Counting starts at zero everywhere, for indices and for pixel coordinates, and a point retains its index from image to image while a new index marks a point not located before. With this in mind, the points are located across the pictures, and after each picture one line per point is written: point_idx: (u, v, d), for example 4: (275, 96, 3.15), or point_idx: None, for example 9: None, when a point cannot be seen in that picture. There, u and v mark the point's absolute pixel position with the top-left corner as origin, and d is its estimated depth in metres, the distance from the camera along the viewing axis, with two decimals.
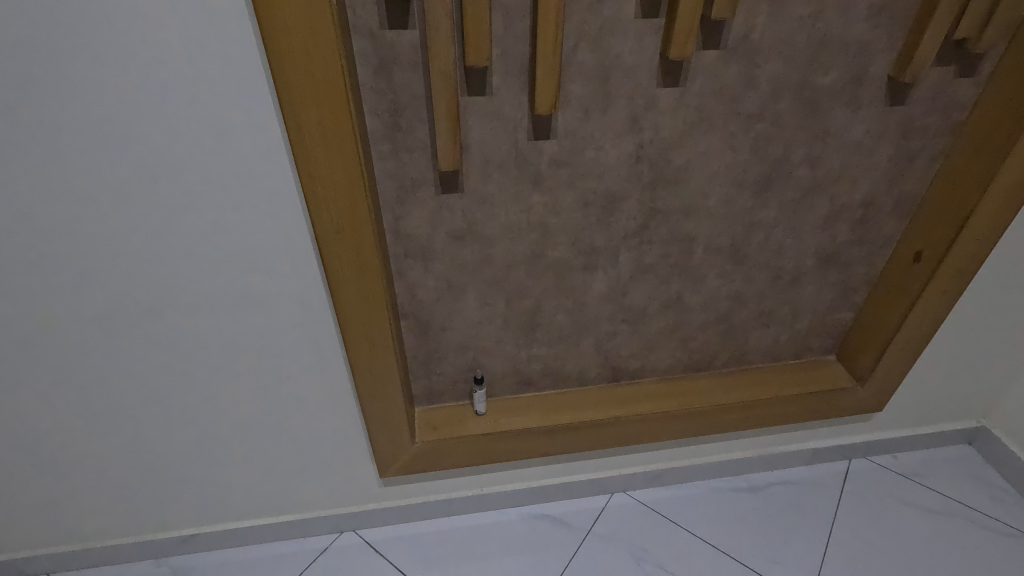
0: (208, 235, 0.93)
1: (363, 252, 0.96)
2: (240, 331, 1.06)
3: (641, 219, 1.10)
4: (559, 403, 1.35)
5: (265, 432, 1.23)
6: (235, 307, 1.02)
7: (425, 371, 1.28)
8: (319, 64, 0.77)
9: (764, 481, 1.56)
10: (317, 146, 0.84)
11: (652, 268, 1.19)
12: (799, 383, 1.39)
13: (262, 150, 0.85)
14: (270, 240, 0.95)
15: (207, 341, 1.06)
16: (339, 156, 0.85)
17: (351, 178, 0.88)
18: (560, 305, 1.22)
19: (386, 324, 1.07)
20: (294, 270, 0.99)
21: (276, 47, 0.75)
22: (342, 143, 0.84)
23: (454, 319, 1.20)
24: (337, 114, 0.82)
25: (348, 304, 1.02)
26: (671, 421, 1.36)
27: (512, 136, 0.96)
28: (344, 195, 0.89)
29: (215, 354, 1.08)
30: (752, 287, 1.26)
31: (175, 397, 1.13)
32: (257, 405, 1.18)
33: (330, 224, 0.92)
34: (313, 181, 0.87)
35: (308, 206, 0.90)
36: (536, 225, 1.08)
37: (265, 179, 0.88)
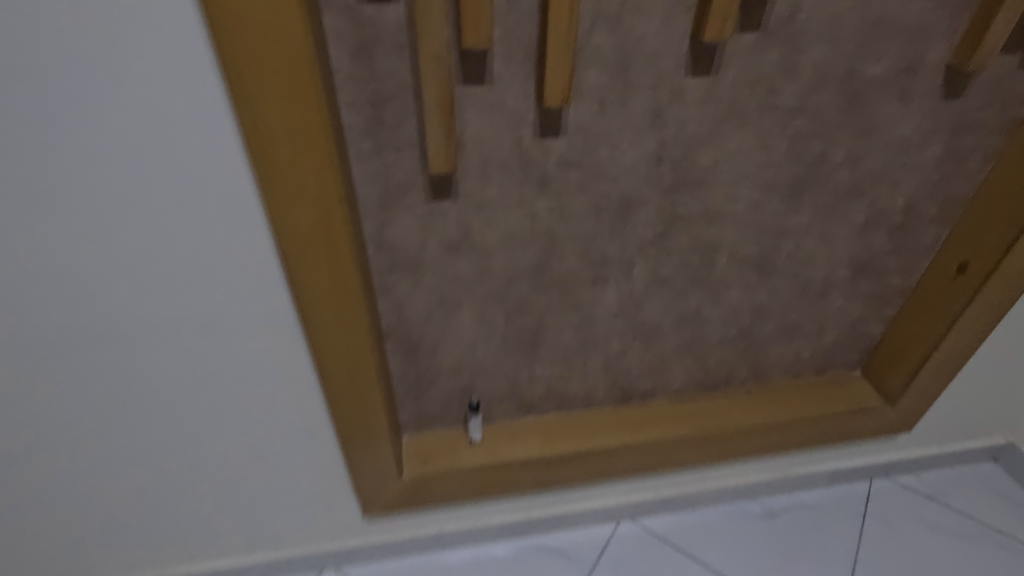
0: (155, 256, 0.77)
1: (342, 275, 0.82)
2: (201, 362, 0.91)
3: (659, 227, 0.97)
4: (563, 428, 1.23)
5: (231, 468, 1.08)
6: (193, 336, 0.87)
7: (414, 396, 1.14)
8: (282, 52, 0.63)
9: (782, 505, 1.44)
10: (280, 145, 0.69)
11: (669, 281, 1.06)
12: (822, 404, 1.28)
13: (212, 150, 0.70)
14: (231, 262, 0.80)
15: (163, 374, 0.91)
16: (310, 164, 0.71)
17: (325, 190, 0.74)
18: (566, 322, 1.08)
19: (369, 354, 0.93)
20: (258, 290, 0.84)
21: (225, 28, 0.60)
22: (314, 149, 0.70)
23: (446, 339, 1.06)
24: (306, 114, 0.67)
25: (323, 328, 0.88)
26: (685, 447, 1.25)
27: (515, 132, 0.82)
28: (314, 204, 0.74)
29: (171, 388, 0.93)
30: (776, 299, 1.14)
31: (127, 436, 0.98)
32: (225, 440, 1.03)
33: (299, 237, 0.77)
34: (278, 193, 0.73)
35: (272, 217, 0.75)
36: (541, 235, 0.94)
37: (217, 185, 0.73)
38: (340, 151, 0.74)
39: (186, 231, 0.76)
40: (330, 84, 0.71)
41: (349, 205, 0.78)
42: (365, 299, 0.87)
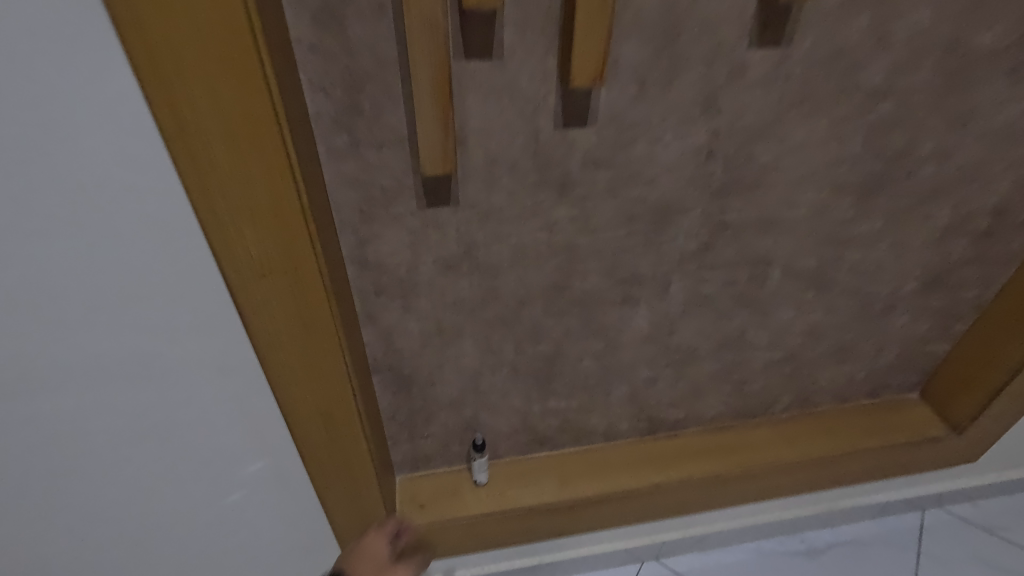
0: (105, 342, 0.60)
1: (320, 338, 0.66)
2: (176, 460, 0.72)
3: (704, 238, 0.80)
4: (582, 466, 1.07)
5: (187, 555, 0.84)
6: (162, 430, 0.69)
7: (408, 434, 0.98)
8: (225, 69, 0.46)
9: (824, 541, 1.28)
10: (214, 139, 0.49)
11: (711, 300, 0.89)
12: (877, 431, 1.13)
13: (120, 139, 0.48)
14: (198, 343, 0.63)
15: (130, 481, 0.72)
16: (273, 211, 0.55)
17: (293, 239, 0.57)
18: (587, 349, 0.91)
19: (356, 421, 0.78)
20: (204, 330, 0.62)
21: (144, 41, 0.43)
22: (277, 191, 0.54)
23: (446, 371, 0.89)
24: (264, 148, 0.51)
25: (290, 372, 0.69)
26: (725, 487, 1.08)
27: (531, 122, 0.64)
28: (268, 217, 0.55)
29: (142, 496, 0.74)
30: (832, 318, 0.97)
31: (41, 538, 0.72)
32: (214, 543, 0.84)
33: (251, 261, 0.58)
34: (235, 249, 0.56)
35: (212, 236, 0.55)
36: (561, 249, 0.77)
37: (133, 188, 0.51)
38: (311, 187, 0.58)
39: (137, 310, 0.59)
40: (294, 103, 0.54)
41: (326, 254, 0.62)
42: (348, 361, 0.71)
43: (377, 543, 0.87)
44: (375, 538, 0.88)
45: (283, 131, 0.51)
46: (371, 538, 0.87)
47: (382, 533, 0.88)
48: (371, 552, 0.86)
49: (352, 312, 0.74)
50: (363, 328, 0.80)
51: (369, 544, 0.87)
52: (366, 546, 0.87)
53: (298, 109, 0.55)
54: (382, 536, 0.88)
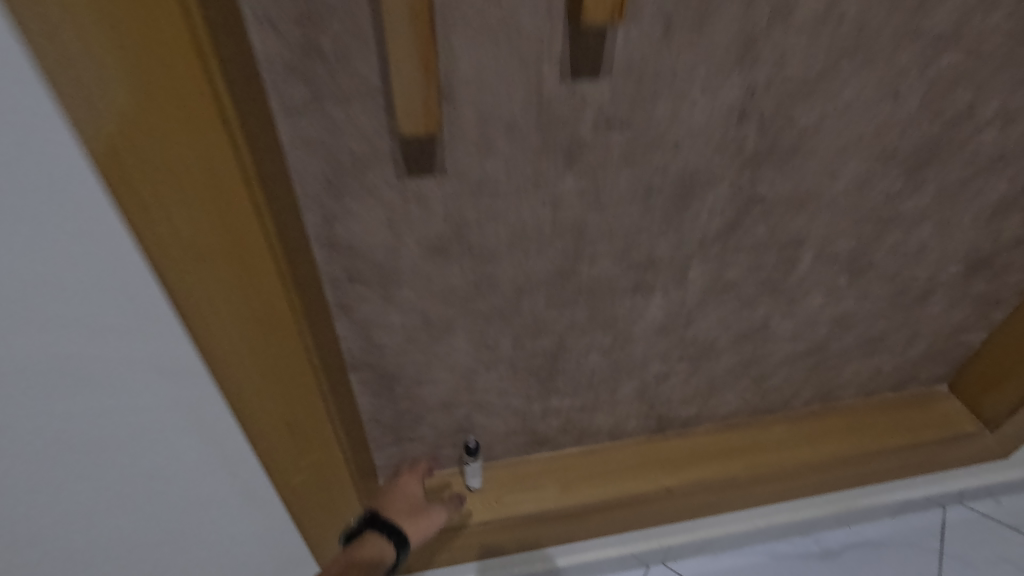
0: (26, 373, 0.48)
1: (287, 359, 0.57)
2: (126, 490, 0.60)
3: (730, 215, 0.69)
4: (586, 469, 0.97)
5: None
6: (105, 458, 0.56)
7: (393, 438, 0.87)
8: (137, 22, 0.34)
9: (840, 542, 1.20)
10: (113, 74, 0.35)
11: (734, 286, 0.78)
12: (905, 428, 1.04)
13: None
14: (147, 380, 0.52)
15: (62, 510, 0.59)
16: (219, 216, 0.44)
17: (246, 241, 0.46)
18: (593, 343, 0.81)
19: (333, 444, 0.69)
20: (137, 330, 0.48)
21: None
22: (223, 191, 0.43)
23: (434, 368, 0.78)
24: (201, 137, 0.40)
25: (246, 383, 0.56)
26: (742, 491, 0.99)
27: (533, 72, 0.53)
28: (202, 186, 0.42)
29: (80, 524, 0.61)
30: (864, 306, 0.87)
31: None
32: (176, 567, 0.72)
33: (183, 247, 0.44)
34: (178, 268, 0.45)
35: (126, 216, 0.41)
36: (566, 229, 0.66)
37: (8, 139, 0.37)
38: (266, 181, 0.47)
39: (66, 344, 0.47)
40: (239, 77, 0.42)
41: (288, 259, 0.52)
42: (320, 378, 0.62)
43: (410, 485, 0.86)
44: (407, 481, 0.87)
45: (224, 113, 0.40)
46: (403, 480, 0.87)
47: (415, 475, 0.88)
48: (404, 494, 0.85)
49: (325, 322, 0.64)
50: (338, 328, 0.70)
51: (401, 485, 0.86)
52: (398, 488, 0.86)
53: (242, 67, 0.43)
54: (414, 478, 0.87)
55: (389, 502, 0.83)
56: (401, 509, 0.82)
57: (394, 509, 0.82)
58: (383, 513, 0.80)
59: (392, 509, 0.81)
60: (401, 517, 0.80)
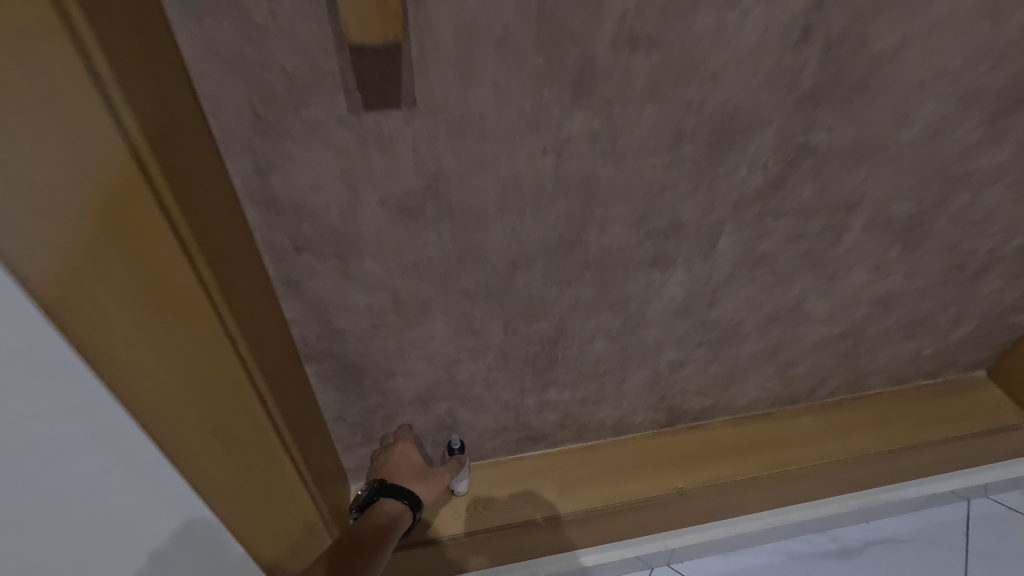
0: None
1: (216, 373, 0.44)
2: (19, 532, 0.44)
3: (773, 171, 0.56)
4: (588, 469, 0.86)
5: None
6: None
7: (364, 436, 0.75)
8: None
9: (859, 539, 1.11)
10: None
11: (769, 260, 0.66)
12: (941, 420, 0.94)
13: None
14: (27, 400, 0.37)
15: None
16: (140, 269, 0.36)
17: (121, 194, 0.33)
18: (600, 327, 0.68)
19: (285, 462, 0.55)
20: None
21: None
22: (143, 243, 0.35)
23: (410, 358, 0.65)
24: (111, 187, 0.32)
25: (152, 393, 0.41)
26: (761, 491, 0.89)
27: None
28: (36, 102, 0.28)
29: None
30: (911, 284, 0.75)
31: None
32: None
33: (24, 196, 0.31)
34: (43, 265, 0.33)
35: None
36: (572, 187, 0.52)
37: None
38: (202, 215, 0.38)
39: None
40: (161, 103, 0.34)
41: (202, 238, 0.38)
42: (261, 385, 0.48)
43: (408, 453, 0.74)
44: (403, 449, 0.74)
45: (140, 157, 0.32)
46: (399, 452, 0.73)
47: (410, 442, 0.74)
48: (406, 463, 0.74)
49: (264, 306, 0.50)
50: (284, 307, 0.55)
51: (398, 456, 0.73)
52: (396, 458, 0.74)
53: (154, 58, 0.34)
54: (410, 445, 0.74)
55: (393, 474, 0.73)
56: (410, 477, 0.73)
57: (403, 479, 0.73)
58: (393, 483, 0.72)
59: (400, 477, 0.73)
60: (413, 486, 0.73)
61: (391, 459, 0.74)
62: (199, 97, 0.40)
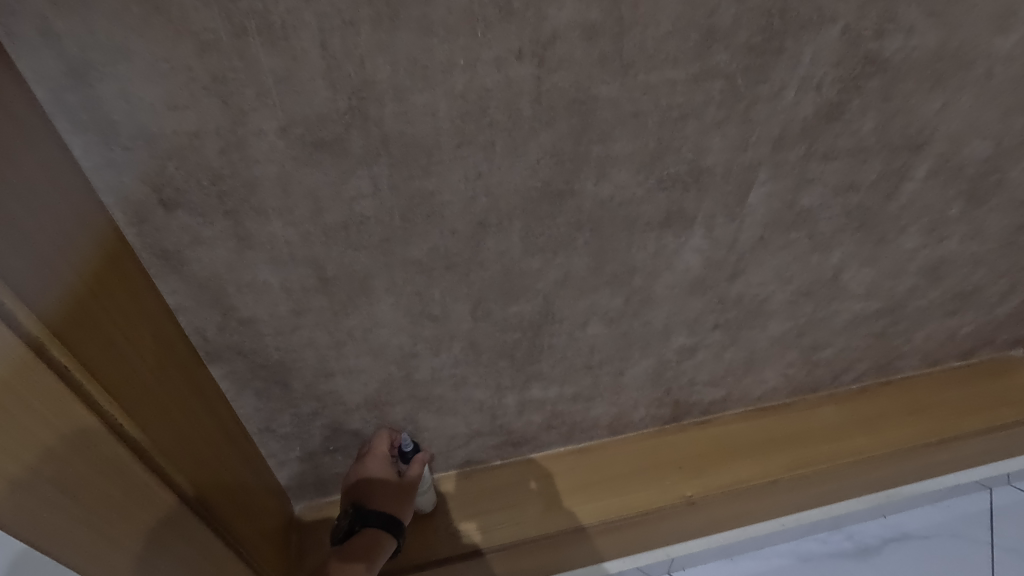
0: None
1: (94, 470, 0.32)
2: None
3: (828, 94, 0.42)
4: (580, 476, 0.73)
5: None
6: None
7: (304, 449, 0.60)
8: None
9: (877, 536, 1.00)
10: None
11: (809, 218, 0.52)
12: (980, 407, 0.82)
13: None
14: None
15: None
16: None
17: None
18: (595, 307, 0.54)
19: (203, 524, 0.44)
20: None
21: None
22: None
23: (350, 353, 0.50)
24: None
25: None
26: (779, 494, 0.77)
27: None
28: None
29: None
30: (969, 248, 0.62)
31: None
32: None
33: None
34: None
35: None
36: (560, 113, 0.37)
37: None
38: None
39: None
40: None
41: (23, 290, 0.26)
42: (133, 436, 0.35)
43: (379, 469, 0.62)
44: (373, 465, 0.61)
45: None
46: (370, 470, 0.61)
47: (380, 457, 0.62)
48: (380, 479, 0.62)
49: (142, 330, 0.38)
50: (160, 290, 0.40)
51: (370, 475, 0.62)
52: (367, 476, 0.62)
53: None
54: (379, 459, 0.61)
55: (370, 496, 0.63)
56: (388, 495, 0.63)
57: (380, 497, 0.63)
58: (371, 507, 0.63)
59: (378, 498, 0.63)
60: (393, 507, 0.64)
61: (362, 477, 0.62)
62: None
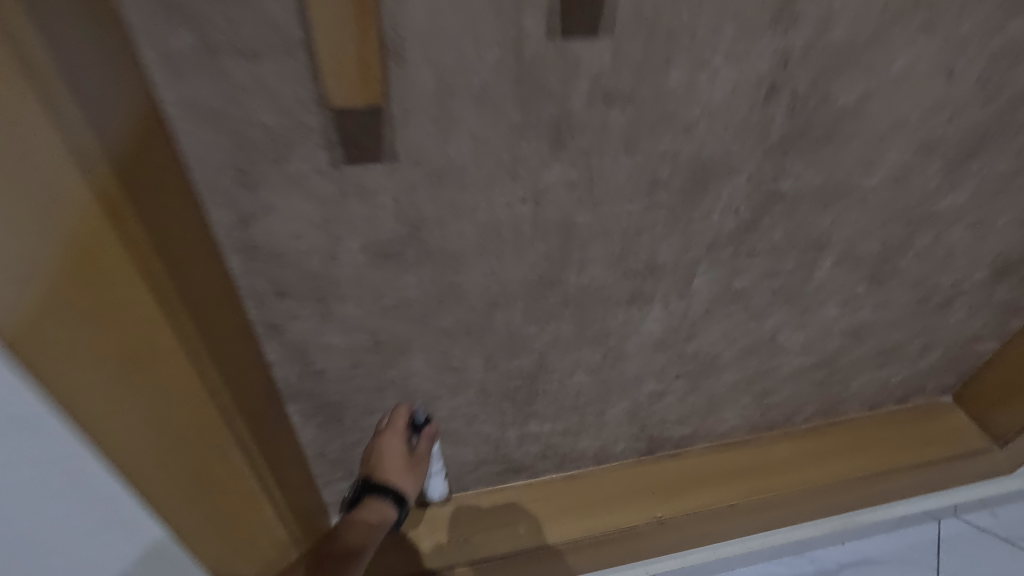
0: None
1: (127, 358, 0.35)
2: None
3: (746, 214, 0.58)
4: (567, 499, 0.87)
5: None
6: None
7: (344, 471, 0.74)
8: None
9: (835, 560, 1.12)
10: None
11: (744, 296, 0.67)
12: (912, 444, 0.96)
13: None
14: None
15: None
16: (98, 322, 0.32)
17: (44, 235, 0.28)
18: (579, 361, 0.69)
19: (264, 513, 0.53)
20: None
21: None
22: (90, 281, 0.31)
23: (389, 395, 0.65)
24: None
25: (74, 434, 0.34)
26: (738, 518, 0.90)
27: (510, 23, 0.39)
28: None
29: None
30: (882, 315, 0.78)
31: None
32: None
33: None
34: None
35: None
36: (550, 232, 0.53)
37: None
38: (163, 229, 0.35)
39: None
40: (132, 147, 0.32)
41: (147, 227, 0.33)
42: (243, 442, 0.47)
43: (393, 441, 0.62)
44: (388, 449, 0.62)
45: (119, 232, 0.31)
46: (382, 437, 0.62)
47: (395, 429, 0.63)
48: (392, 453, 0.62)
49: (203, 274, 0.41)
50: (264, 352, 0.55)
51: (383, 445, 0.62)
52: (382, 446, 0.62)
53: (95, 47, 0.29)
54: (397, 438, 0.63)
55: (379, 470, 0.61)
56: (395, 471, 0.62)
57: (388, 475, 0.62)
58: (376, 480, 0.61)
59: (383, 471, 0.61)
60: (399, 483, 0.62)
61: (375, 449, 0.62)
62: (179, 150, 0.39)
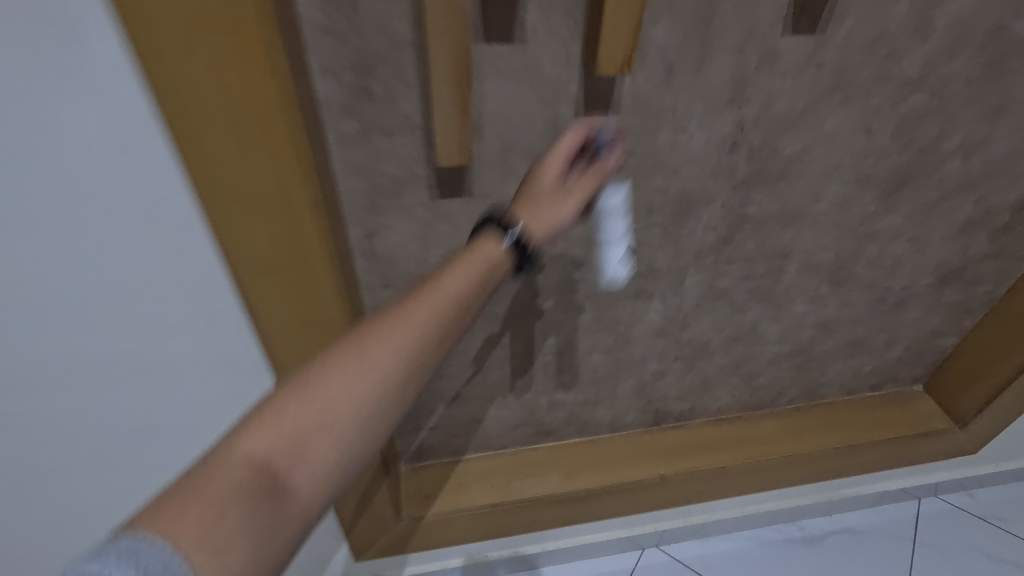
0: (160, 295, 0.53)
1: (287, 267, 0.55)
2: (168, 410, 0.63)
3: (723, 231, 0.77)
4: (586, 458, 1.06)
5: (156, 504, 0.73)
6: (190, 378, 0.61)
7: (414, 426, 0.95)
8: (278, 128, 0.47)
9: (822, 529, 1.29)
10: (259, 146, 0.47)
11: (727, 293, 0.87)
12: (882, 424, 1.13)
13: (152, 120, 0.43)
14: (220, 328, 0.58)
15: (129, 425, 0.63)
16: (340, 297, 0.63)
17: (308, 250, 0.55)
18: (597, 342, 0.89)
19: None
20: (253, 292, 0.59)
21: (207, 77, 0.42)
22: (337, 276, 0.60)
23: (452, 365, 0.87)
24: (223, 70, 0.42)
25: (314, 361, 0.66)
26: (728, 480, 1.09)
27: (551, 109, 0.60)
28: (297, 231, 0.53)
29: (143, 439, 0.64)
30: (846, 313, 0.96)
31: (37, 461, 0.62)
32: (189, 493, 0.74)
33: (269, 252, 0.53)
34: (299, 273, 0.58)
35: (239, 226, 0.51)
36: (575, 243, 0.74)
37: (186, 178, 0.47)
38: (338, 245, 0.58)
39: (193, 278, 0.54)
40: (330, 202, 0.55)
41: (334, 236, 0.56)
42: None
43: (552, 158, 0.53)
44: (541, 176, 0.53)
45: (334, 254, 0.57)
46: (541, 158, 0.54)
47: (559, 146, 0.54)
48: (542, 179, 0.53)
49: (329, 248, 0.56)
50: None
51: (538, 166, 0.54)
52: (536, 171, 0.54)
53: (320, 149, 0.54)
54: (556, 159, 0.53)
55: (524, 197, 0.53)
56: (539, 201, 0.52)
57: (530, 203, 0.52)
58: (516, 205, 0.52)
59: (523, 200, 0.52)
60: (536, 213, 0.51)
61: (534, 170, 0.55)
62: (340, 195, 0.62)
